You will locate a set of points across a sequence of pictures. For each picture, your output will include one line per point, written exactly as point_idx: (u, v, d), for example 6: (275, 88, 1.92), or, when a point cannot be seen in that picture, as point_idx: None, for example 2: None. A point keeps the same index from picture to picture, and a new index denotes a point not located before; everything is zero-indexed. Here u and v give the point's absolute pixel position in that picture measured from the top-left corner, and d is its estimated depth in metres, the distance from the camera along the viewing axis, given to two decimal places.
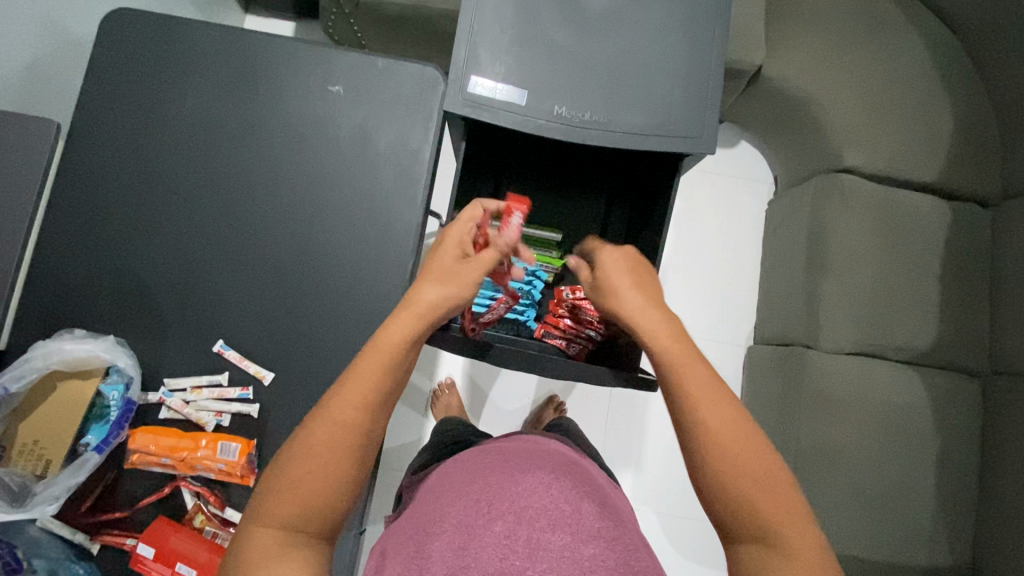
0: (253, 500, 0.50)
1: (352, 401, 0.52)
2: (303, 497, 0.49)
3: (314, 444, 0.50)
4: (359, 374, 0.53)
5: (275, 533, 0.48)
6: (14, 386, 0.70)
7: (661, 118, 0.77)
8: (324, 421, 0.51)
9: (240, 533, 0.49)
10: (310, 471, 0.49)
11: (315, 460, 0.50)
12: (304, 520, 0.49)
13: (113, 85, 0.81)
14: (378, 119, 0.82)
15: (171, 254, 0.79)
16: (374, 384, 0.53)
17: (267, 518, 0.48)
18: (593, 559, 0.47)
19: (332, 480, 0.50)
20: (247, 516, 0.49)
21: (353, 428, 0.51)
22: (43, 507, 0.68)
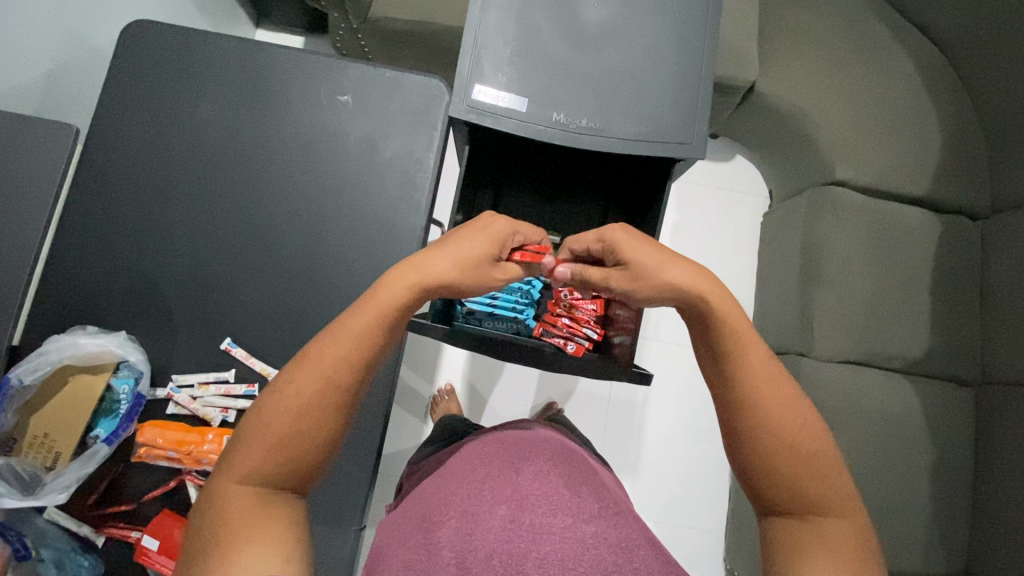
0: (227, 455, 0.51)
1: (337, 362, 0.52)
2: (280, 451, 0.50)
3: (294, 401, 0.51)
4: (348, 335, 0.53)
5: (253, 490, 0.50)
6: (28, 378, 0.72)
7: (653, 126, 0.80)
8: (307, 379, 0.52)
9: (213, 485, 0.51)
10: (289, 426, 0.51)
11: (295, 417, 0.51)
12: (279, 473, 0.50)
13: (131, 93, 0.85)
14: (385, 127, 0.85)
15: (182, 254, 0.82)
16: (360, 347, 0.53)
17: (244, 474, 0.50)
18: (594, 537, 0.48)
19: (309, 438, 0.51)
20: (221, 470, 0.51)
21: (335, 388, 0.52)
22: (53, 496, 0.69)
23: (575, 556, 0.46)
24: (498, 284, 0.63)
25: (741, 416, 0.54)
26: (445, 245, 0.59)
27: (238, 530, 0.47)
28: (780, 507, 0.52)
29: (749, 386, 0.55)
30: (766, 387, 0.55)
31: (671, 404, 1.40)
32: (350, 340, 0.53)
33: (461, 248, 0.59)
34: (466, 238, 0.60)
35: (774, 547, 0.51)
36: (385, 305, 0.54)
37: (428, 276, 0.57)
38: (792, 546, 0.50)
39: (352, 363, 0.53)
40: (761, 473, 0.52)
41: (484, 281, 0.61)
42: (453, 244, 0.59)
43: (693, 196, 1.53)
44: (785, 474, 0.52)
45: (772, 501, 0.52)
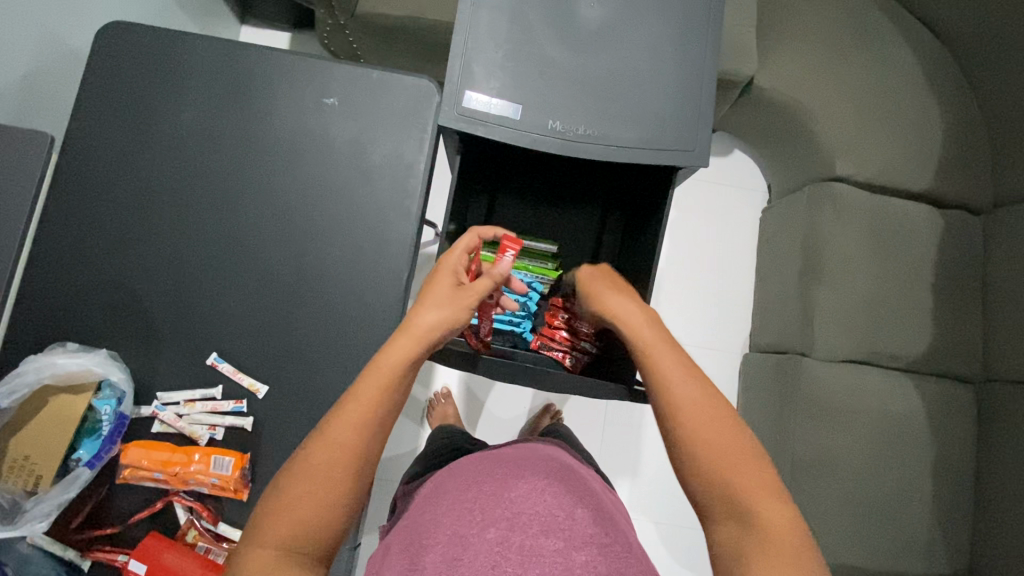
0: (249, 526, 0.50)
1: (349, 427, 0.52)
2: (300, 518, 0.49)
3: (311, 466, 0.51)
4: (356, 399, 0.53)
5: (272, 555, 0.47)
6: (5, 401, 0.69)
7: (653, 133, 0.78)
8: (322, 444, 0.51)
9: (233, 555, 0.49)
10: (308, 492, 0.50)
11: (312, 483, 0.50)
12: (299, 540, 0.49)
13: (108, 97, 0.81)
14: (374, 131, 0.82)
15: (164, 266, 0.79)
16: (376, 404, 0.54)
17: (263, 540, 0.48)
18: (587, 565, 0.47)
19: (328, 501, 0.50)
20: (245, 540, 0.49)
21: (349, 450, 0.52)
22: (32, 525, 0.67)
23: None
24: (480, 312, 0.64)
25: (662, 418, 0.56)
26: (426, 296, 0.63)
27: None
28: (714, 510, 0.51)
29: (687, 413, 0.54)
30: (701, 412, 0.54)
31: None
32: (361, 403, 0.53)
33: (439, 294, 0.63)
34: (437, 284, 0.64)
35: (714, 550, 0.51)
36: (390, 366, 0.55)
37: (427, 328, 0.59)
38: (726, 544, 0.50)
39: (365, 425, 0.53)
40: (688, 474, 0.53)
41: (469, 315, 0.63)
42: (434, 294, 0.63)
43: (691, 193, 1.50)
44: (711, 472, 0.52)
45: (704, 505, 0.52)
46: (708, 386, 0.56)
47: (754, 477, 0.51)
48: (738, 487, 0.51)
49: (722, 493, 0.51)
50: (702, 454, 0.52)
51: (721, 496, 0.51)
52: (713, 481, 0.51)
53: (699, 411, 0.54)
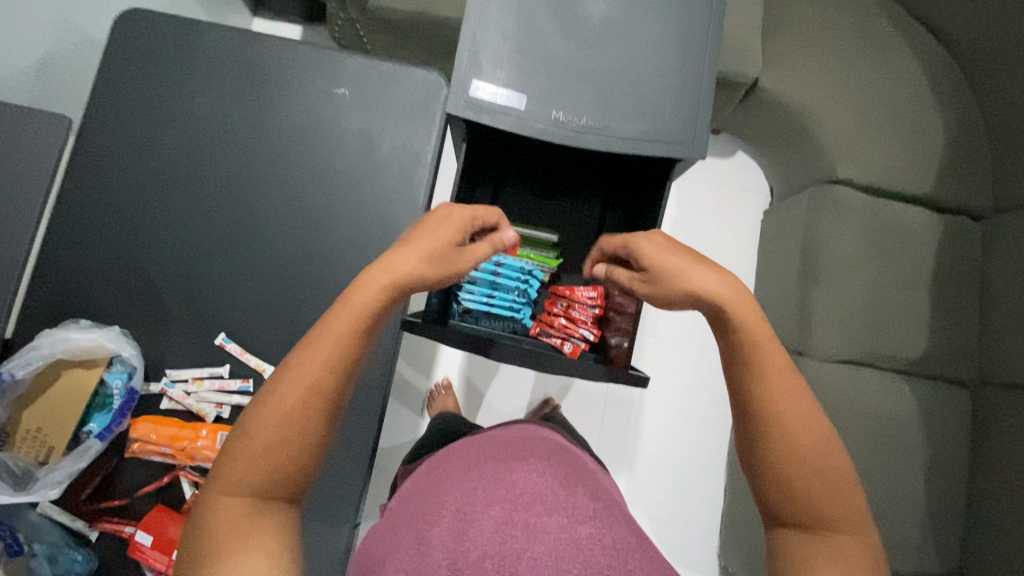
0: (214, 470, 0.51)
1: (316, 371, 0.52)
2: (266, 463, 0.50)
3: (277, 411, 0.51)
4: (324, 343, 0.53)
5: (241, 500, 0.50)
6: (19, 372, 0.71)
7: (654, 125, 0.79)
8: (289, 389, 0.52)
9: (200, 501, 0.51)
10: (273, 438, 0.50)
11: (279, 427, 0.51)
12: (267, 484, 0.50)
13: (124, 83, 0.84)
14: (381, 121, 0.84)
15: (175, 248, 0.81)
16: (341, 348, 0.53)
17: (232, 486, 0.50)
18: (589, 538, 0.48)
19: (293, 447, 0.51)
20: (208, 486, 0.51)
21: (315, 395, 0.52)
22: (45, 491, 0.68)
23: (568, 556, 0.45)
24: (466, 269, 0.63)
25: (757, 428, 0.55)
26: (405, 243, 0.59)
27: (229, 544, 0.48)
28: (790, 519, 0.53)
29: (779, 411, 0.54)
30: (795, 414, 0.54)
31: (667, 402, 1.40)
32: (327, 348, 0.53)
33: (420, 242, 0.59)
34: (431, 232, 0.60)
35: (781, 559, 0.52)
36: (361, 311, 0.54)
37: (401, 275, 0.56)
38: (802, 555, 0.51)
39: (330, 368, 0.52)
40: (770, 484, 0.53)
41: (448, 269, 0.61)
42: (416, 239, 0.59)
43: (693, 193, 1.52)
44: (796, 486, 0.52)
45: (779, 512, 0.53)
46: (805, 395, 0.55)
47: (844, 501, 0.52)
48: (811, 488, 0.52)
49: (803, 504, 0.52)
50: (801, 474, 0.52)
51: (804, 510, 0.52)
52: (794, 495, 0.52)
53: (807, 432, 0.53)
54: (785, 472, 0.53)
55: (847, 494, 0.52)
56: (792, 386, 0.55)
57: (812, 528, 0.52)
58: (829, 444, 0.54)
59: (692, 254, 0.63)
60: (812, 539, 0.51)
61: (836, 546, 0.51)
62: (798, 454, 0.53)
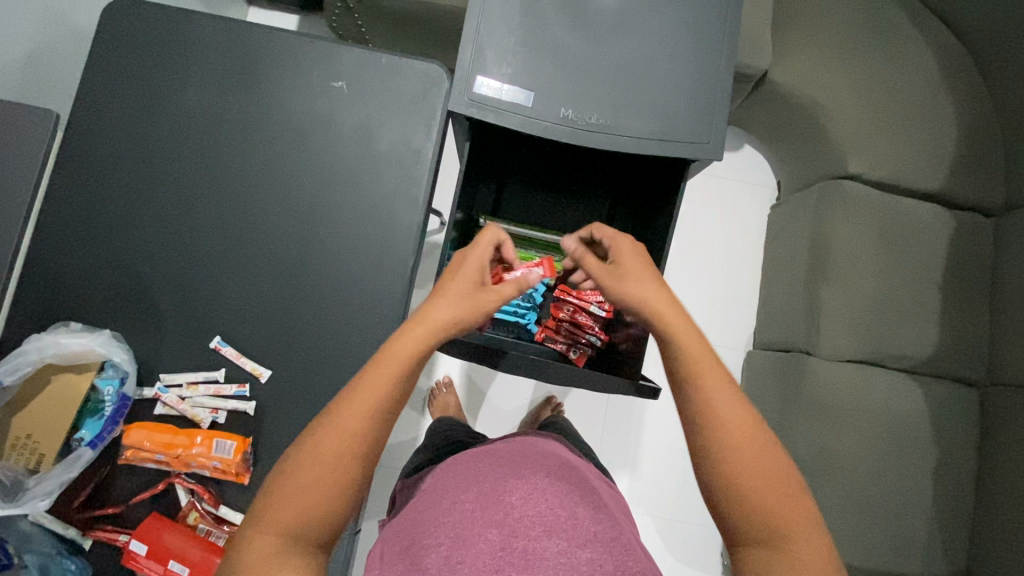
0: (253, 506, 0.50)
1: (358, 414, 0.51)
2: (305, 505, 0.49)
3: (317, 454, 0.50)
4: (368, 386, 0.52)
5: (277, 541, 0.48)
6: (8, 379, 0.69)
7: (667, 124, 0.76)
8: (331, 433, 0.50)
9: (236, 537, 0.49)
10: (315, 480, 0.49)
11: (320, 470, 0.49)
12: (305, 526, 0.49)
13: (113, 76, 0.80)
14: (381, 117, 0.81)
15: (168, 248, 0.78)
16: (384, 393, 0.52)
17: (268, 525, 0.48)
18: (590, 565, 0.46)
19: (333, 490, 0.50)
20: (246, 521, 0.49)
21: (357, 440, 0.51)
22: (35, 503, 0.66)
23: None
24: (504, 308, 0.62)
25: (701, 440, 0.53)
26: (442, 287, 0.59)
27: None
28: (748, 536, 0.50)
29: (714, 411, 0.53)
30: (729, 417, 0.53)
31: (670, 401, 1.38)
32: (370, 393, 0.52)
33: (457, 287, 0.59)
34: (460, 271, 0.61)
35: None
36: (403, 357, 0.54)
37: (439, 317, 0.56)
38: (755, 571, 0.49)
39: (372, 414, 0.51)
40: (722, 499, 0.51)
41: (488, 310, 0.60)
42: (452, 283, 0.59)
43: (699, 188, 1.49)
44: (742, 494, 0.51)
45: (737, 530, 0.51)
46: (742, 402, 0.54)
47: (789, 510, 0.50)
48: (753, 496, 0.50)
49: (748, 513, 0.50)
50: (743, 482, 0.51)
51: (758, 524, 0.50)
52: (751, 509, 0.50)
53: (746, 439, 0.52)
54: (734, 483, 0.51)
55: (797, 501, 0.51)
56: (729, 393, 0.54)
57: (773, 543, 0.49)
58: (771, 448, 0.52)
59: (648, 266, 0.63)
60: (774, 554, 0.49)
61: (797, 556, 0.49)
62: (747, 463, 0.51)
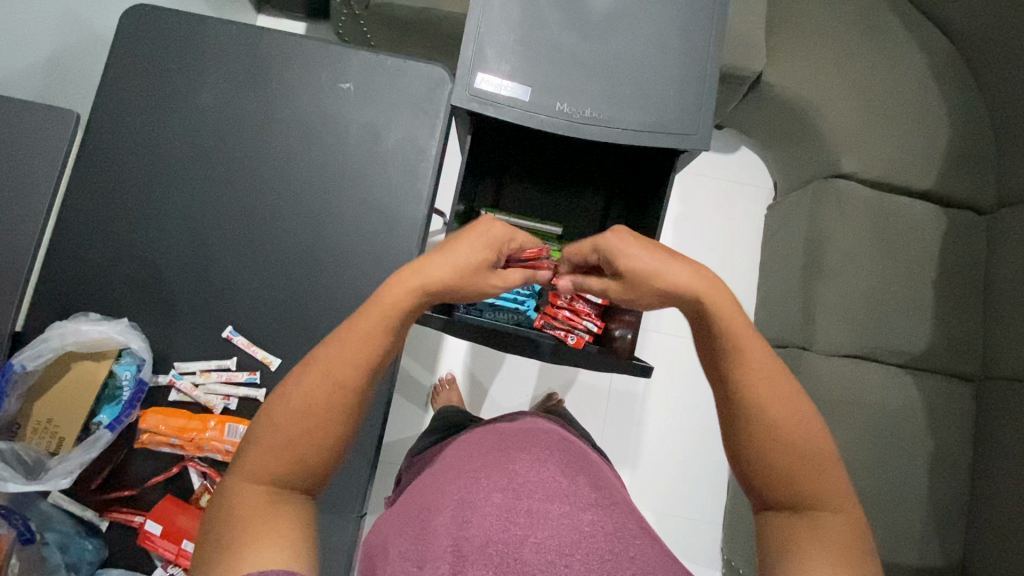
0: (240, 457, 0.52)
1: (344, 365, 0.53)
2: (289, 452, 0.51)
3: (305, 403, 0.52)
4: (356, 338, 0.54)
5: (263, 489, 0.51)
6: (31, 363, 0.72)
7: (658, 117, 0.80)
8: (316, 382, 0.53)
9: (223, 487, 0.52)
10: (301, 429, 0.52)
11: (308, 418, 0.52)
12: (289, 473, 0.52)
13: (131, 77, 0.84)
14: (386, 115, 0.84)
15: (182, 242, 0.82)
16: (369, 347, 0.54)
17: (257, 474, 0.51)
18: (592, 525, 0.48)
19: (316, 438, 0.52)
20: (232, 473, 0.52)
21: (344, 391, 0.53)
22: (56, 481, 0.69)
23: (571, 543, 0.46)
24: (490, 278, 0.63)
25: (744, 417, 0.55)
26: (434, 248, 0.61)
27: (241, 527, 0.48)
28: (779, 503, 0.53)
29: (755, 389, 0.55)
30: (773, 396, 0.55)
31: (669, 396, 1.40)
32: (356, 345, 0.54)
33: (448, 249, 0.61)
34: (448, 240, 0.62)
35: (770, 542, 0.53)
36: (390, 312, 0.55)
37: (427, 279, 0.58)
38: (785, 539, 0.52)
39: (358, 367, 0.54)
40: (756, 466, 0.54)
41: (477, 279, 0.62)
42: (442, 244, 0.61)
43: (696, 188, 1.52)
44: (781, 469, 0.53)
45: (766, 495, 0.54)
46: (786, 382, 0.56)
47: (824, 482, 0.52)
48: (788, 470, 0.53)
49: (788, 487, 0.53)
50: (784, 458, 0.53)
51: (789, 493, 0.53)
52: (782, 477, 0.53)
53: (789, 417, 0.54)
54: (767, 453, 0.53)
55: (830, 473, 0.53)
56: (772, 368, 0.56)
57: (798, 509, 0.52)
58: (808, 427, 0.54)
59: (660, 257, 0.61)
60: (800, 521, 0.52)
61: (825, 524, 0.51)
62: (784, 439, 0.53)
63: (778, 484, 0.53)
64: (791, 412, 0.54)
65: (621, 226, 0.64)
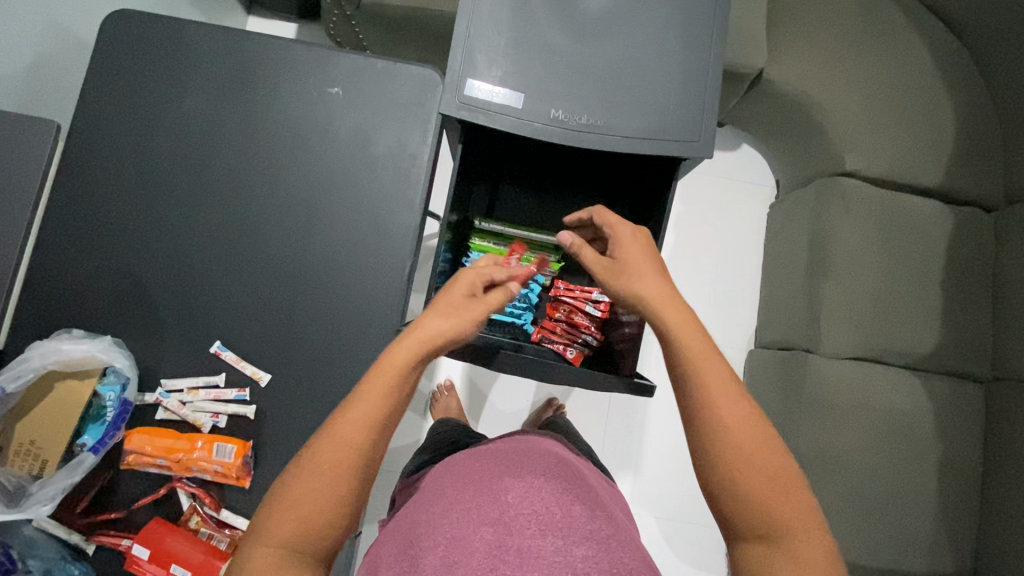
0: (253, 521, 0.49)
1: (350, 428, 0.51)
2: (301, 518, 0.48)
3: (313, 467, 0.50)
4: (361, 401, 0.52)
5: (276, 552, 0.47)
6: (11, 385, 0.70)
7: (657, 123, 0.77)
8: (326, 446, 0.50)
9: (238, 553, 0.49)
10: (309, 492, 0.49)
11: (316, 482, 0.49)
12: (302, 538, 0.48)
13: (112, 85, 0.82)
14: (376, 122, 0.82)
15: (167, 255, 0.79)
16: (375, 409, 0.52)
17: (269, 537, 0.48)
18: (585, 561, 0.46)
19: (326, 501, 0.49)
20: (246, 536, 0.49)
21: (352, 454, 0.50)
22: (38, 507, 0.67)
23: None
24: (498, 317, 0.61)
25: (703, 442, 0.52)
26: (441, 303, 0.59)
27: None
28: (747, 533, 0.50)
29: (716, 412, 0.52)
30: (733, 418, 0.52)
31: (671, 400, 1.37)
32: (368, 409, 0.52)
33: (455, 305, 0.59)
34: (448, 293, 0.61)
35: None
36: (393, 371, 0.54)
37: (428, 335, 0.56)
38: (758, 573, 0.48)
39: (365, 428, 0.51)
40: (719, 494, 0.51)
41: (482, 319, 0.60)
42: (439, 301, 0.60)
43: (696, 188, 1.49)
44: (749, 497, 0.50)
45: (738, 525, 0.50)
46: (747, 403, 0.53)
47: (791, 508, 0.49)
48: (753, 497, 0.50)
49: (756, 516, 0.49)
50: (748, 485, 0.50)
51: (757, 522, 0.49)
52: (747, 504, 0.50)
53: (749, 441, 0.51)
54: (729, 479, 0.51)
55: (796, 496, 0.50)
56: (729, 388, 0.54)
57: (772, 539, 0.49)
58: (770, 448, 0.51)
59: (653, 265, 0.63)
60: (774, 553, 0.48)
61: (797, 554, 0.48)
62: (745, 460, 0.50)
63: (743, 511, 0.50)
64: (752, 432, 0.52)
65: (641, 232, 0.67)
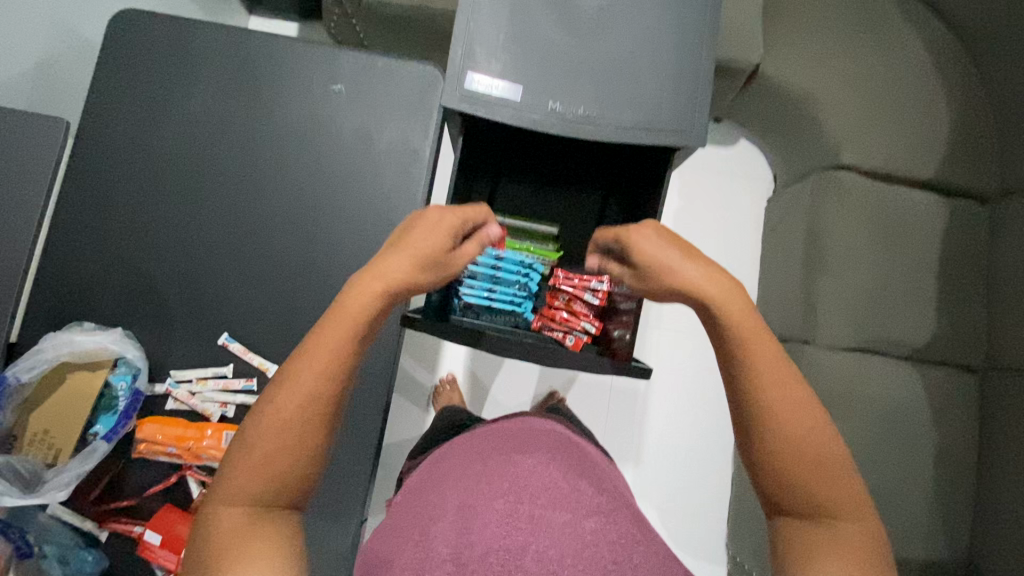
0: (216, 482, 0.51)
1: (312, 376, 0.51)
2: (266, 470, 0.50)
3: (275, 420, 0.50)
4: (323, 348, 0.52)
5: (244, 510, 0.50)
6: (25, 375, 0.72)
7: (652, 114, 0.78)
8: (285, 396, 0.51)
9: (205, 512, 0.50)
10: (273, 447, 0.50)
11: (279, 435, 0.50)
12: (264, 492, 0.50)
13: (120, 83, 0.83)
14: (379, 118, 0.83)
15: (175, 249, 0.81)
16: (333, 357, 0.52)
17: (234, 497, 0.49)
18: (594, 533, 0.48)
19: (289, 454, 0.50)
20: (212, 497, 0.50)
21: (313, 403, 0.51)
22: (53, 494, 0.69)
23: (574, 552, 0.46)
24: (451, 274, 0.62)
25: (747, 424, 0.54)
26: (401, 246, 0.58)
27: (231, 553, 0.47)
28: (788, 506, 0.53)
29: (768, 397, 0.54)
30: (783, 401, 0.54)
31: (670, 392, 1.39)
32: (322, 353, 0.52)
33: (420, 250, 0.58)
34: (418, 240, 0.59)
35: (784, 547, 0.52)
36: (357, 317, 0.54)
37: (392, 283, 0.56)
38: (799, 546, 0.51)
39: (327, 377, 0.51)
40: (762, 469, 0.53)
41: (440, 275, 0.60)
42: (407, 247, 0.58)
43: (695, 182, 1.51)
44: (792, 477, 0.52)
45: (782, 502, 0.53)
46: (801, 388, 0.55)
47: (837, 488, 0.52)
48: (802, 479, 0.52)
49: (802, 494, 0.52)
50: (795, 468, 0.52)
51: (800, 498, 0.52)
52: (795, 485, 0.52)
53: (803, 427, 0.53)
54: (772, 458, 0.53)
55: (843, 478, 0.52)
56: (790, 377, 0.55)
57: (814, 516, 0.52)
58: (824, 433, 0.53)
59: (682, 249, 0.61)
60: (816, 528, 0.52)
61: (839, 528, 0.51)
62: (792, 447, 0.52)
63: (785, 489, 0.53)
64: (803, 415, 0.53)
65: (653, 221, 0.64)
